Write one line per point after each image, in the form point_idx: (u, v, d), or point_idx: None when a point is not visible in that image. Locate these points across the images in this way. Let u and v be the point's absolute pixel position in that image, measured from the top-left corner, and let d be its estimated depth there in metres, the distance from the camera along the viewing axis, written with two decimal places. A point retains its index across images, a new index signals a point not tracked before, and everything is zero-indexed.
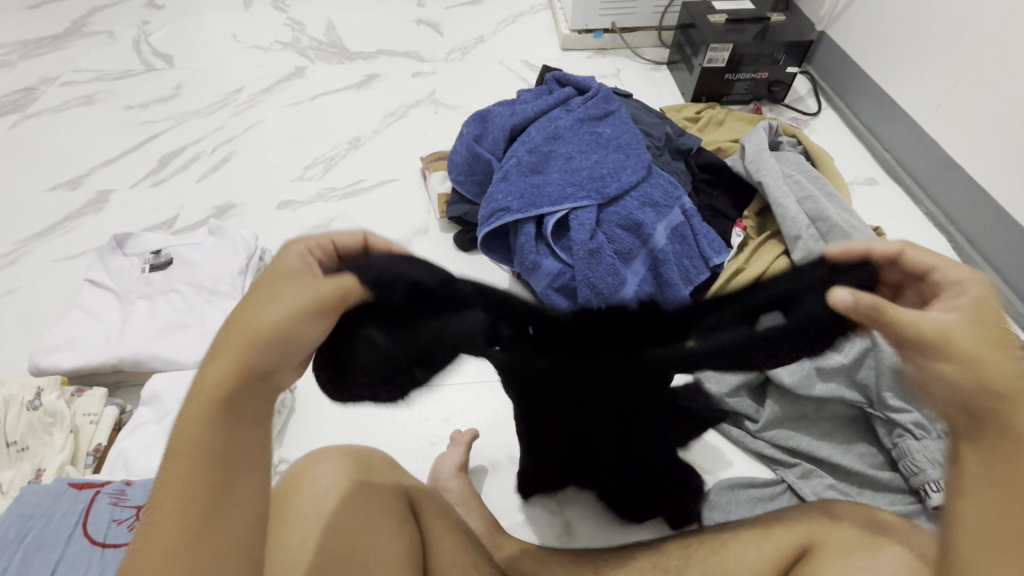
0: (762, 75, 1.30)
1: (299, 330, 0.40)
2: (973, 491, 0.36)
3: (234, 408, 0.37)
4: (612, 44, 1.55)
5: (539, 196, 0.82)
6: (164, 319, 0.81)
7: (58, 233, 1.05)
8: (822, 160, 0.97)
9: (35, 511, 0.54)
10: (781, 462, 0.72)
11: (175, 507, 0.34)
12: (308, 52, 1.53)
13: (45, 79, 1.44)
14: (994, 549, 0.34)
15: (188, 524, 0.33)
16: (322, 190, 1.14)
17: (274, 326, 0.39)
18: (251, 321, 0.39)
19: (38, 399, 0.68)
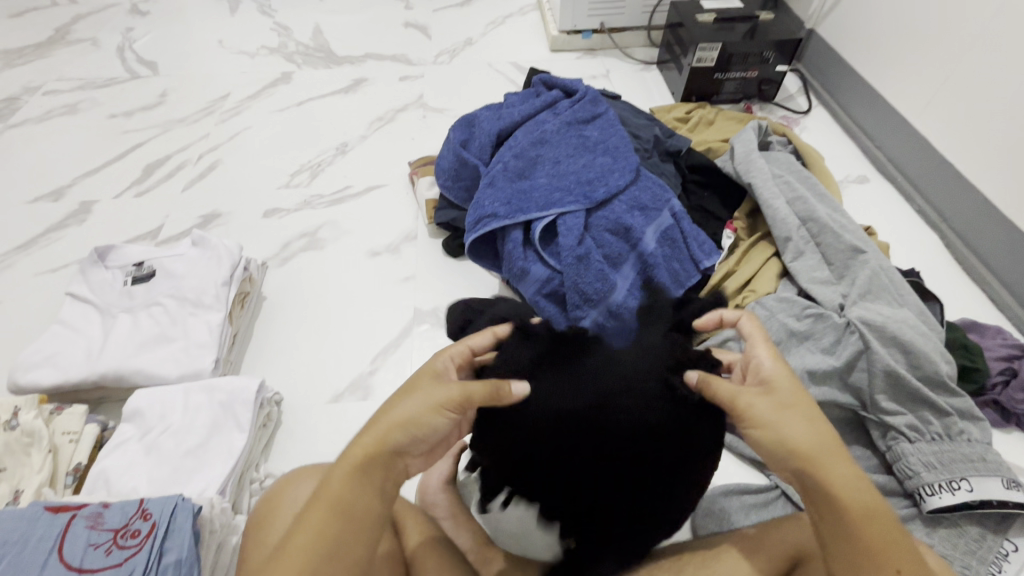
0: (751, 74, 1.30)
1: (428, 422, 0.47)
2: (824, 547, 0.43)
3: (367, 480, 0.46)
4: (601, 44, 1.54)
5: (526, 202, 0.81)
6: (146, 333, 0.80)
7: (40, 246, 1.04)
8: (812, 160, 0.96)
9: (9, 537, 0.53)
10: None
11: (307, 543, 0.43)
12: (295, 57, 1.52)
13: (27, 89, 1.42)
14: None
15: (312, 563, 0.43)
16: (309, 198, 1.13)
17: (413, 415, 0.47)
18: (401, 408, 0.48)
19: (14, 418, 0.67)
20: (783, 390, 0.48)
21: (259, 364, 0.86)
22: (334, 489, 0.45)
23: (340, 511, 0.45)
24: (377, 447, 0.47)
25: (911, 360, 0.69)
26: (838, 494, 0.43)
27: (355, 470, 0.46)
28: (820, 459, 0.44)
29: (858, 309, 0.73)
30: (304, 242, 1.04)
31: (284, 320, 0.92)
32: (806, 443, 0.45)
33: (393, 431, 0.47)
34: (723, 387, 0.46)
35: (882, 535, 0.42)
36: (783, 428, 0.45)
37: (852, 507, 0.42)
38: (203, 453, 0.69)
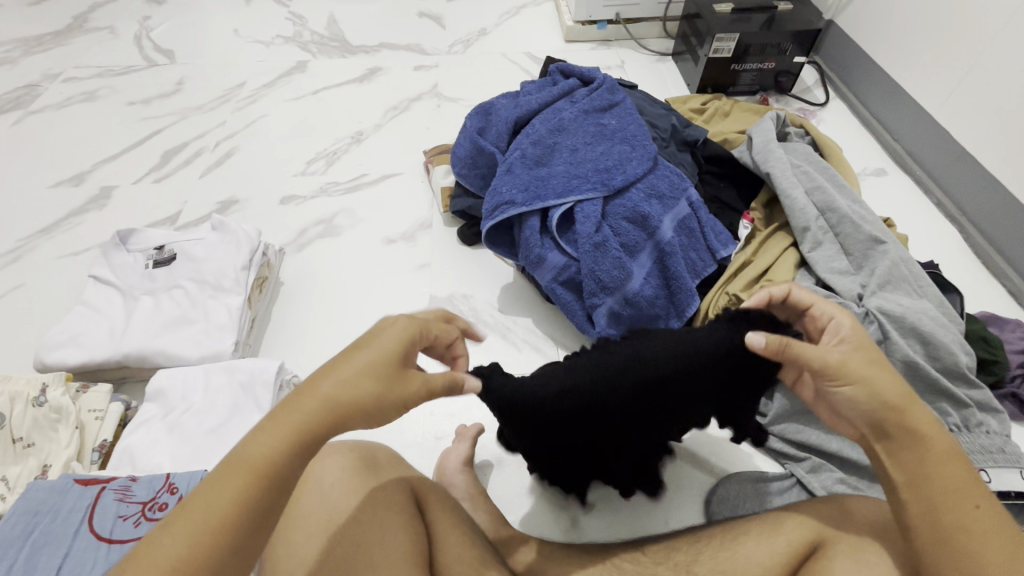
0: (768, 66, 1.29)
1: (375, 398, 0.41)
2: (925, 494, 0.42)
3: (298, 450, 0.38)
4: (616, 35, 1.53)
5: (543, 189, 0.81)
6: (168, 315, 0.81)
7: (62, 230, 1.05)
8: (830, 151, 0.96)
9: (41, 507, 0.54)
10: (789, 456, 0.71)
11: (214, 505, 0.36)
12: (310, 46, 1.52)
13: (47, 76, 1.43)
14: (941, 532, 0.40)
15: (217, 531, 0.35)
16: (325, 185, 1.13)
17: (359, 390, 0.41)
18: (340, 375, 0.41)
19: (42, 395, 0.68)
20: (868, 349, 0.48)
21: (277, 348, 0.87)
22: (257, 453, 0.37)
23: (268, 482, 0.37)
24: (322, 412, 0.39)
25: (929, 351, 0.69)
26: (925, 436, 0.43)
27: (284, 439, 0.38)
28: (909, 405, 0.44)
29: (876, 299, 0.72)
30: (321, 229, 1.05)
31: (301, 305, 0.93)
32: (897, 392, 0.44)
33: (340, 402, 0.40)
34: (813, 350, 0.47)
35: (959, 481, 0.41)
36: (876, 379, 0.45)
37: (933, 450, 0.42)
38: (224, 432, 0.70)
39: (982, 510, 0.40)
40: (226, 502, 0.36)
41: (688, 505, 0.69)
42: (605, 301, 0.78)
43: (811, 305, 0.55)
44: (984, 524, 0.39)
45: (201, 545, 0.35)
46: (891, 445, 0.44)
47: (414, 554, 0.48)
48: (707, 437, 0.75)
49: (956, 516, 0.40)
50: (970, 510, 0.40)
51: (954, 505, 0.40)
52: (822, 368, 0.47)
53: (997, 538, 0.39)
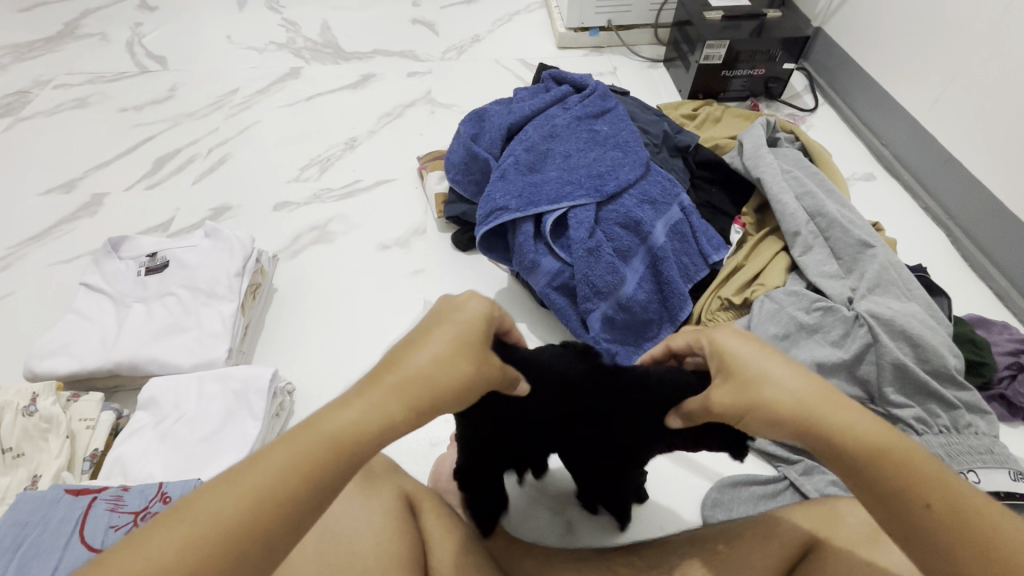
0: (758, 72, 1.30)
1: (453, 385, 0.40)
2: (882, 511, 0.38)
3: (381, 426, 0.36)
4: (608, 41, 1.54)
5: (537, 195, 0.81)
6: (161, 323, 0.81)
7: (53, 237, 1.04)
8: (820, 156, 0.97)
9: (32, 518, 0.54)
10: (782, 459, 0.71)
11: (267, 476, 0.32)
12: (303, 53, 1.53)
13: (38, 82, 1.43)
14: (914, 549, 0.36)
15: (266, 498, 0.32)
16: (318, 192, 1.13)
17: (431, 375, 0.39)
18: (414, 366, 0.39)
19: (33, 404, 0.68)
20: (745, 369, 0.43)
21: (271, 355, 0.87)
22: (346, 415, 0.35)
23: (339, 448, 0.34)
24: (411, 381, 0.37)
25: (918, 353, 0.70)
26: (842, 447, 0.39)
27: (375, 404, 0.36)
28: (810, 421, 0.40)
29: (866, 303, 0.73)
30: (314, 235, 1.05)
31: (295, 311, 0.92)
32: (795, 404, 0.40)
33: (423, 377, 0.38)
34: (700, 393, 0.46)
35: (903, 481, 0.37)
36: (767, 398, 0.41)
37: (862, 455, 0.38)
38: (218, 440, 0.70)
39: (934, 509, 0.36)
40: (293, 461, 0.33)
41: (682, 508, 0.70)
42: (599, 306, 0.78)
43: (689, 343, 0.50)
44: (941, 525, 0.36)
45: (256, 516, 0.31)
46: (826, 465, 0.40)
47: (406, 559, 0.48)
48: (701, 440, 0.76)
49: (915, 526, 0.36)
50: (921, 514, 0.36)
51: (905, 513, 0.37)
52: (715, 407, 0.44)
53: (954, 532, 0.35)
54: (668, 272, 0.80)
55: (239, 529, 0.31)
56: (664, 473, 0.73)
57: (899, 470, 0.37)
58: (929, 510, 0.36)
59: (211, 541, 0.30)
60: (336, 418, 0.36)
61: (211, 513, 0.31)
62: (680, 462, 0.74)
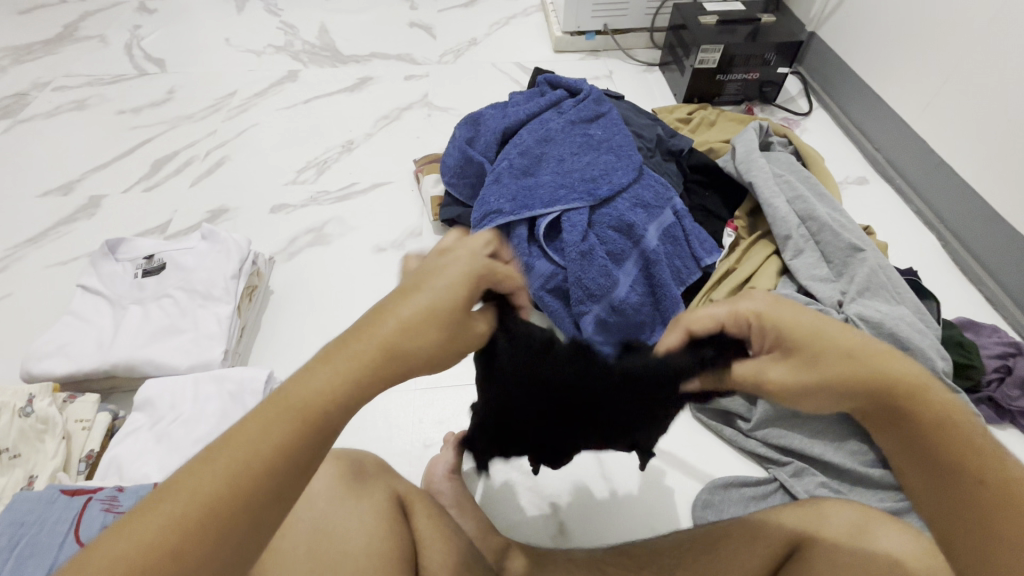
0: (753, 76, 1.31)
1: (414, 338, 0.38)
2: (930, 482, 0.40)
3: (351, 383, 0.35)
4: (604, 45, 1.55)
5: (531, 198, 0.82)
6: (157, 324, 0.81)
7: (50, 239, 1.05)
8: (813, 160, 0.98)
9: (27, 518, 0.54)
10: (772, 460, 0.72)
11: (225, 463, 0.31)
12: (301, 56, 1.53)
13: (36, 85, 1.43)
14: (957, 519, 0.38)
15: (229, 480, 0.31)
16: (315, 194, 1.14)
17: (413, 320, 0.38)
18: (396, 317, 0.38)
19: (30, 406, 0.68)
20: (807, 339, 0.45)
21: (266, 356, 0.87)
22: (305, 389, 0.34)
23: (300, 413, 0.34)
24: (385, 348, 0.36)
25: (906, 356, 0.70)
26: (908, 415, 0.41)
27: (347, 372, 0.35)
28: (892, 388, 0.42)
29: (855, 306, 0.74)
30: (311, 238, 1.06)
31: (290, 313, 0.93)
32: (854, 375, 0.43)
33: (395, 340, 0.37)
34: (740, 368, 0.48)
35: (957, 448, 0.39)
36: (822, 371, 0.44)
37: (922, 421, 0.41)
38: (214, 440, 0.70)
39: (985, 481, 0.38)
40: (272, 428, 0.33)
41: (674, 509, 0.71)
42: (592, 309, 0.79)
43: (720, 322, 0.48)
44: (988, 505, 0.37)
45: (223, 498, 0.31)
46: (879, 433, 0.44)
47: (397, 555, 0.49)
48: (693, 441, 0.76)
49: (966, 493, 0.38)
50: (972, 496, 0.38)
51: (957, 481, 0.39)
52: (766, 382, 0.46)
53: (1007, 511, 0.36)
54: (661, 276, 0.80)
55: (207, 510, 0.30)
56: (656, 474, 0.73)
57: (955, 439, 0.40)
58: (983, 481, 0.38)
59: (174, 532, 0.29)
60: (304, 387, 0.35)
61: (176, 501, 0.30)
62: (672, 463, 0.74)
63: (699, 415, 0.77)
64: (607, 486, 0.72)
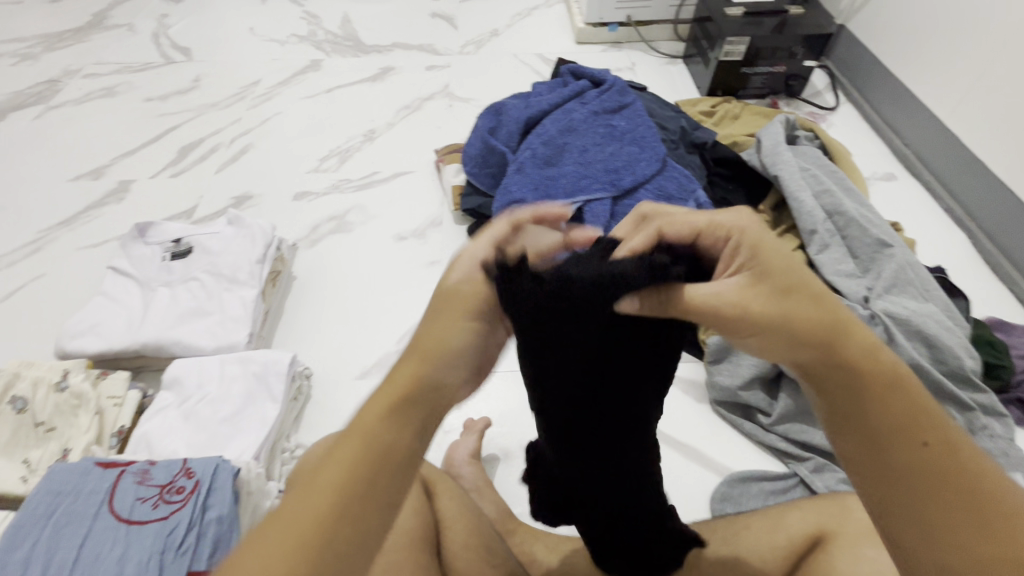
0: (779, 69, 1.29)
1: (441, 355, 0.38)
2: (871, 442, 0.35)
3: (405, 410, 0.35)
4: (627, 37, 1.54)
5: (553, 188, 0.82)
6: (185, 306, 0.83)
7: (82, 222, 1.08)
8: (840, 155, 0.96)
9: (64, 488, 0.56)
10: (793, 456, 0.72)
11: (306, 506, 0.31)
12: (324, 46, 1.54)
13: (67, 72, 1.46)
14: (895, 488, 0.34)
15: (316, 521, 0.31)
16: (337, 182, 1.15)
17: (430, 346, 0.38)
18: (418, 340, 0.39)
19: (65, 381, 0.70)
20: (789, 279, 0.37)
21: (290, 340, 0.89)
22: (368, 418, 0.34)
23: (371, 441, 0.33)
24: (414, 383, 0.36)
25: (935, 354, 0.69)
26: (868, 384, 0.36)
27: (394, 402, 0.35)
28: (839, 345, 0.36)
29: (882, 302, 0.73)
30: (333, 225, 1.07)
31: (313, 298, 0.94)
32: (819, 318, 0.36)
33: (431, 366, 0.37)
34: (697, 292, 0.37)
35: (904, 412, 0.35)
36: (787, 313, 0.36)
37: (874, 377, 0.36)
38: (239, 420, 0.72)
39: (931, 446, 0.34)
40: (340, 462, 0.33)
41: (692, 501, 0.70)
42: None
43: (696, 230, 0.39)
44: (947, 480, 0.34)
45: (314, 538, 0.30)
46: (823, 397, 0.37)
47: (421, 531, 0.50)
48: (713, 434, 0.76)
49: (906, 459, 0.34)
50: (915, 470, 0.34)
51: (897, 443, 0.35)
52: (722, 312, 0.37)
53: (946, 477, 0.34)
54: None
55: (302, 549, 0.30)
56: (674, 466, 0.73)
57: (903, 402, 0.36)
58: (930, 445, 0.35)
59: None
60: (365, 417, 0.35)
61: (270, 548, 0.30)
62: (690, 456, 0.74)
63: (720, 408, 0.77)
64: None
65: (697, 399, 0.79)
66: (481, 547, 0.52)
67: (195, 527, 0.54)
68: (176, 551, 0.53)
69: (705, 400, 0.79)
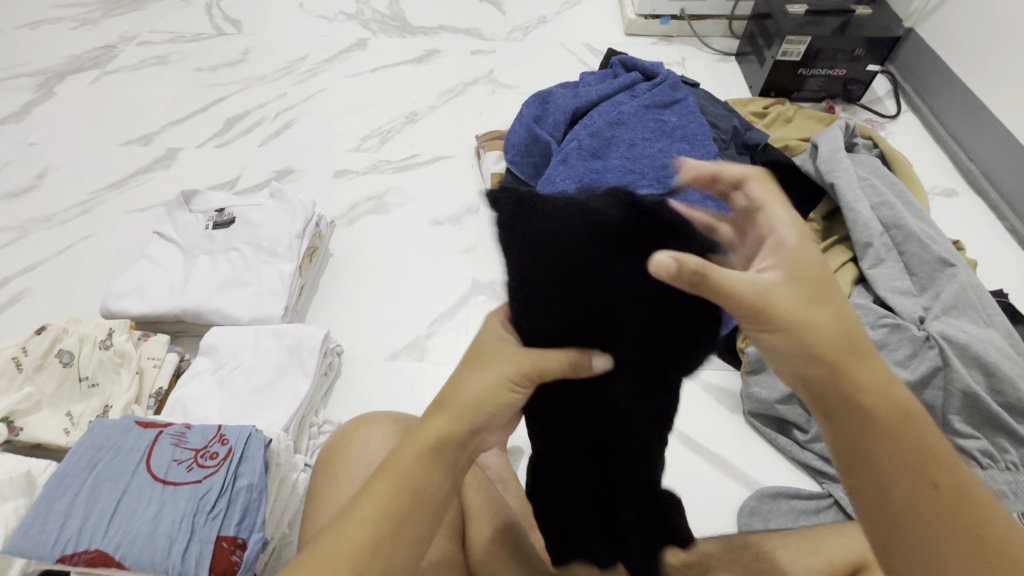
0: (838, 73, 1.24)
1: (496, 398, 0.40)
2: (880, 479, 0.36)
3: (439, 460, 0.39)
4: (678, 31, 1.49)
5: (598, 181, 0.80)
6: (225, 276, 0.85)
7: (130, 186, 1.10)
8: (900, 165, 0.91)
9: (105, 444, 0.57)
10: (827, 475, 0.69)
11: (348, 540, 0.37)
12: (371, 25, 1.54)
13: (123, 39, 1.50)
14: (896, 526, 0.36)
15: (352, 563, 0.36)
16: (377, 163, 1.15)
17: (477, 390, 0.40)
18: (465, 385, 0.40)
19: (109, 339, 0.73)
20: (812, 290, 0.36)
21: (323, 316, 0.90)
22: (400, 461, 0.39)
23: (405, 486, 0.39)
24: (446, 435, 0.39)
25: (992, 384, 0.65)
26: (882, 423, 0.35)
27: (424, 449, 0.39)
28: (854, 375, 0.35)
29: (938, 324, 0.69)
30: (370, 205, 1.07)
31: (347, 277, 0.95)
32: (839, 340, 0.35)
33: (464, 424, 0.40)
34: (733, 276, 0.34)
35: (912, 450, 0.36)
36: (809, 327, 0.35)
37: (887, 415, 0.35)
38: (270, 391, 0.73)
39: (939, 487, 0.35)
40: (373, 502, 0.38)
41: (720, 512, 0.69)
42: None
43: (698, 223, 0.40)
44: (945, 522, 0.35)
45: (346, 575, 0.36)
46: (832, 423, 0.36)
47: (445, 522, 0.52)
48: (745, 446, 0.74)
49: (909, 500, 0.35)
50: (918, 510, 0.35)
51: (905, 481, 0.35)
52: (757, 308, 0.34)
53: (944, 521, 0.35)
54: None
55: None
56: (702, 475, 0.72)
57: (915, 440, 0.36)
58: (933, 486, 0.35)
59: None
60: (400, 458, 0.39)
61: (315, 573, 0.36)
62: (719, 466, 0.72)
63: (754, 421, 0.75)
64: None
65: (731, 409, 0.77)
66: (507, 537, 0.53)
67: (226, 493, 0.55)
68: (207, 515, 0.53)
69: (739, 410, 0.77)
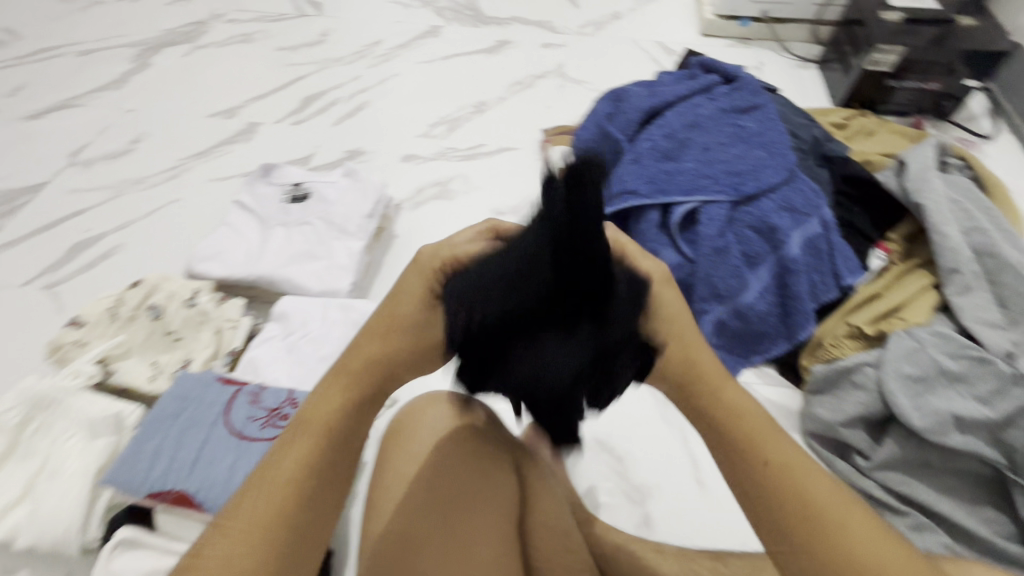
0: (931, 86, 1.16)
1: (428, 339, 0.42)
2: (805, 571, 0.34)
3: (360, 405, 0.41)
4: (757, 34, 1.44)
5: (670, 184, 0.79)
6: (297, 247, 0.89)
7: (213, 156, 1.17)
8: (996, 189, 0.86)
9: (190, 394, 0.62)
10: (890, 508, 0.66)
11: (267, 489, 0.36)
12: (445, 13, 1.56)
13: (212, 15, 1.57)
14: None
15: (273, 507, 0.36)
16: (443, 150, 1.18)
17: (403, 341, 0.42)
18: (390, 340, 0.42)
19: (195, 298, 0.78)
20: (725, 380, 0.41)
21: (385, 294, 0.93)
22: (323, 409, 0.40)
23: (332, 432, 0.39)
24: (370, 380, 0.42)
25: None
26: (806, 516, 0.35)
27: (344, 394, 0.41)
28: (771, 461, 0.37)
29: None
30: (435, 191, 1.10)
31: (410, 259, 0.98)
32: (750, 419, 0.39)
33: (384, 367, 0.42)
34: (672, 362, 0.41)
35: (847, 549, 0.34)
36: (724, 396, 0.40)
37: (813, 507, 0.36)
38: (335, 361, 0.76)
39: None
40: (296, 452, 0.38)
41: None
42: (713, 309, 0.77)
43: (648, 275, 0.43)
44: None
45: (269, 520, 0.35)
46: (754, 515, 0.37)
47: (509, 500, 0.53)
48: None
49: None
50: None
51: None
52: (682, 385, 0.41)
53: None
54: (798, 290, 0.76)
55: (266, 527, 0.35)
56: None
57: (851, 540, 0.34)
58: None
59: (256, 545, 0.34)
60: (319, 408, 0.40)
61: (240, 526, 0.35)
62: None
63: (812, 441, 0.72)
64: (700, 490, 0.71)
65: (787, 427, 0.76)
66: (565, 527, 0.55)
67: None
68: None
69: (796, 430, 0.75)
